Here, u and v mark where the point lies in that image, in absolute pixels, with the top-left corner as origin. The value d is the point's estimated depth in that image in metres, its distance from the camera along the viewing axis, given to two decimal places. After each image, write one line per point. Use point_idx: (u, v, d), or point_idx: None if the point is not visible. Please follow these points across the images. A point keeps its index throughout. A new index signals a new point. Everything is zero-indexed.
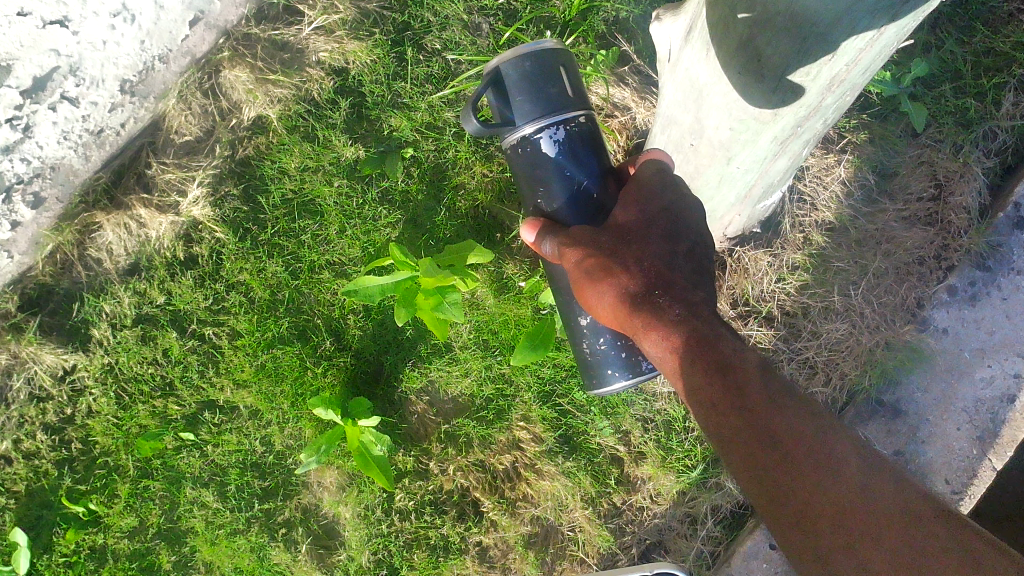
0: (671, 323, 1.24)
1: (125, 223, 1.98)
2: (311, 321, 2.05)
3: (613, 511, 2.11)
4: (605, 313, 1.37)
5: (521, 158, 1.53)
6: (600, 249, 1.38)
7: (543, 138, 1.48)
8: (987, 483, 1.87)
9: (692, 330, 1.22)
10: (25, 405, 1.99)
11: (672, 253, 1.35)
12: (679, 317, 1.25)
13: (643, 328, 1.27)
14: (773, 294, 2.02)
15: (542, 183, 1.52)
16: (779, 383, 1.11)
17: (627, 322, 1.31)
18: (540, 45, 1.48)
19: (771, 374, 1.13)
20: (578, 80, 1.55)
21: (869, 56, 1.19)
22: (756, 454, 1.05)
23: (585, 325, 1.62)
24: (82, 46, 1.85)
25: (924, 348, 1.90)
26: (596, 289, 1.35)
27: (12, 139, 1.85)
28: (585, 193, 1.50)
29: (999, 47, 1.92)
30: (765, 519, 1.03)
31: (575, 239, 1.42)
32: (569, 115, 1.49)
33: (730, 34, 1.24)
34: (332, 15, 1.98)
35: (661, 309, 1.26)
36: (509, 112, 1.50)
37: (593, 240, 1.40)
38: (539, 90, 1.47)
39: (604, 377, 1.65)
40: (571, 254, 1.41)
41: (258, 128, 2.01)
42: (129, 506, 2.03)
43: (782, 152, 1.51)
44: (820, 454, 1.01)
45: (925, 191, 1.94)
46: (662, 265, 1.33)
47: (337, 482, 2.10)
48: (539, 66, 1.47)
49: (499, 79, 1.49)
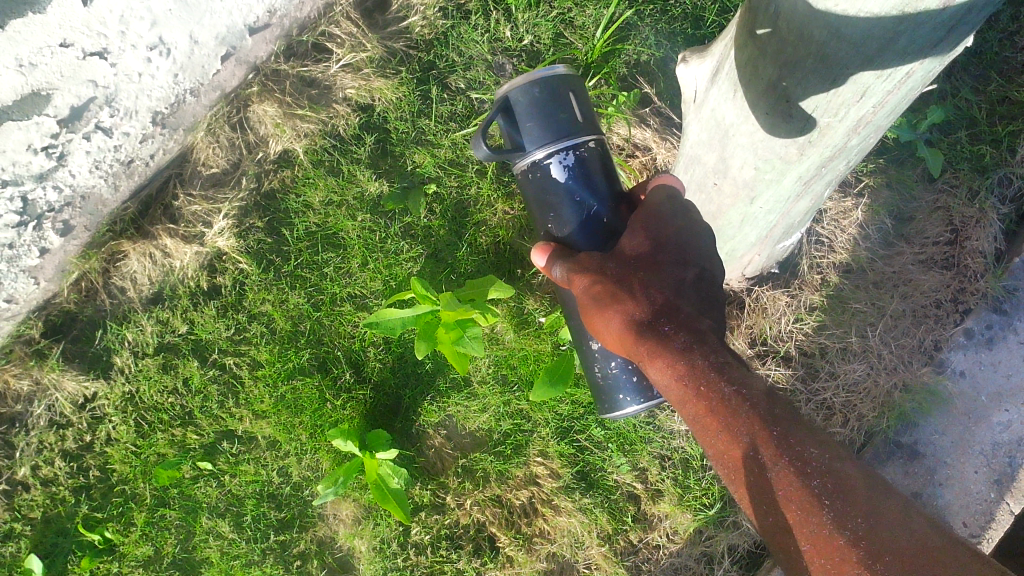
0: (678, 353, 1.26)
1: (150, 253, 2.01)
2: (332, 353, 2.06)
3: (630, 548, 2.10)
4: (614, 339, 1.39)
5: (531, 183, 1.57)
6: (609, 277, 1.41)
7: (553, 163, 1.52)
8: (1006, 527, 1.87)
9: (698, 360, 1.24)
10: (45, 431, 2.00)
11: (681, 279, 1.37)
12: (683, 346, 1.27)
13: (650, 356, 1.29)
14: (790, 335, 2.04)
15: (552, 208, 1.56)
16: (783, 410, 1.16)
17: (634, 350, 1.33)
18: (550, 71, 1.52)
19: (775, 401, 1.17)
20: (588, 105, 1.59)
21: (895, 99, 1.22)
22: (770, 485, 1.09)
23: (596, 349, 1.64)
24: (118, 78, 1.87)
25: (942, 390, 1.91)
26: (604, 317, 1.38)
27: (47, 167, 1.88)
28: (595, 218, 1.53)
29: (1014, 95, 1.95)
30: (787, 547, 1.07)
31: (584, 266, 1.45)
32: (579, 141, 1.53)
33: (759, 76, 1.27)
34: (360, 54, 2.02)
35: (668, 338, 1.29)
36: (519, 138, 1.54)
37: (601, 267, 1.43)
38: (549, 116, 1.51)
39: (618, 403, 1.67)
40: (580, 280, 1.44)
41: (284, 162, 2.04)
42: (145, 535, 2.04)
43: (805, 193, 1.54)
44: (832, 483, 1.06)
45: (942, 236, 1.96)
46: (670, 292, 1.35)
47: (353, 514, 2.11)
48: (548, 92, 1.51)
49: (509, 106, 1.54)
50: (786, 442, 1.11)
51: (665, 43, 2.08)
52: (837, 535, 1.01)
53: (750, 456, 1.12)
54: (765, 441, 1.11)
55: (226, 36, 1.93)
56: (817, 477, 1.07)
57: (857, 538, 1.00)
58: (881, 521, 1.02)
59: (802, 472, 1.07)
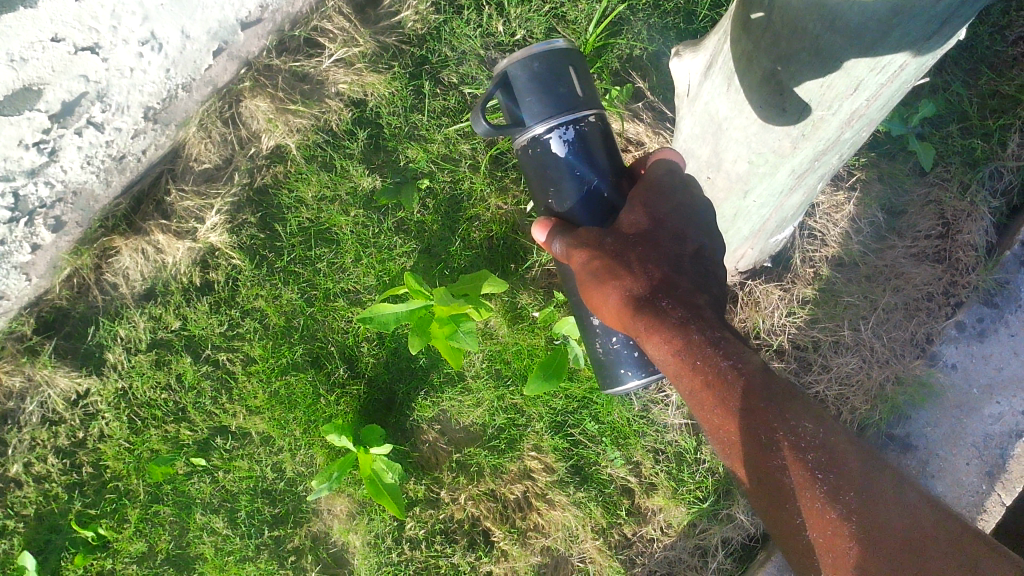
0: (674, 327, 1.27)
1: (142, 249, 2.00)
2: (325, 348, 2.06)
3: (624, 542, 2.11)
4: (609, 313, 1.40)
5: (532, 158, 1.57)
6: (606, 252, 1.41)
7: (554, 138, 1.52)
8: (997, 517, 1.88)
9: (694, 334, 1.25)
10: (37, 428, 2.00)
11: (679, 255, 1.38)
12: (680, 321, 1.28)
13: (646, 331, 1.29)
14: (784, 328, 2.03)
15: (552, 184, 1.56)
16: (780, 386, 1.18)
17: (630, 325, 1.33)
18: (550, 46, 1.52)
19: (772, 377, 1.20)
20: (588, 80, 1.59)
21: (888, 92, 1.22)
22: (768, 460, 1.13)
23: (597, 324, 1.66)
24: (110, 73, 1.87)
25: (934, 382, 1.92)
26: (601, 290, 1.38)
27: (38, 162, 1.88)
28: (596, 193, 1.53)
29: (1004, 90, 1.96)
30: (780, 520, 1.12)
31: (582, 241, 1.46)
32: (579, 116, 1.53)
33: (753, 68, 1.28)
34: (352, 48, 2.02)
35: (665, 312, 1.29)
36: (519, 113, 1.54)
37: (599, 242, 1.44)
38: (548, 91, 1.51)
39: (619, 376, 1.68)
40: (578, 255, 1.45)
41: (277, 158, 2.04)
42: (139, 531, 2.04)
43: (798, 187, 1.55)
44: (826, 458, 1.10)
45: (933, 229, 1.97)
46: (667, 267, 1.36)
47: (347, 509, 2.09)
48: (548, 67, 1.51)
49: (509, 81, 1.54)
50: (782, 418, 1.14)
51: (657, 38, 2.09)
52: (831, 510, 1.06)
53: (749, 431, 1.15)
54: (762, 416, 1.15)
55: (218, 31, 1.93)
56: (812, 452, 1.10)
57: (849, 513, 1.05)
58: (874, 495, 1.06)
59: (799, 447, 1.11)
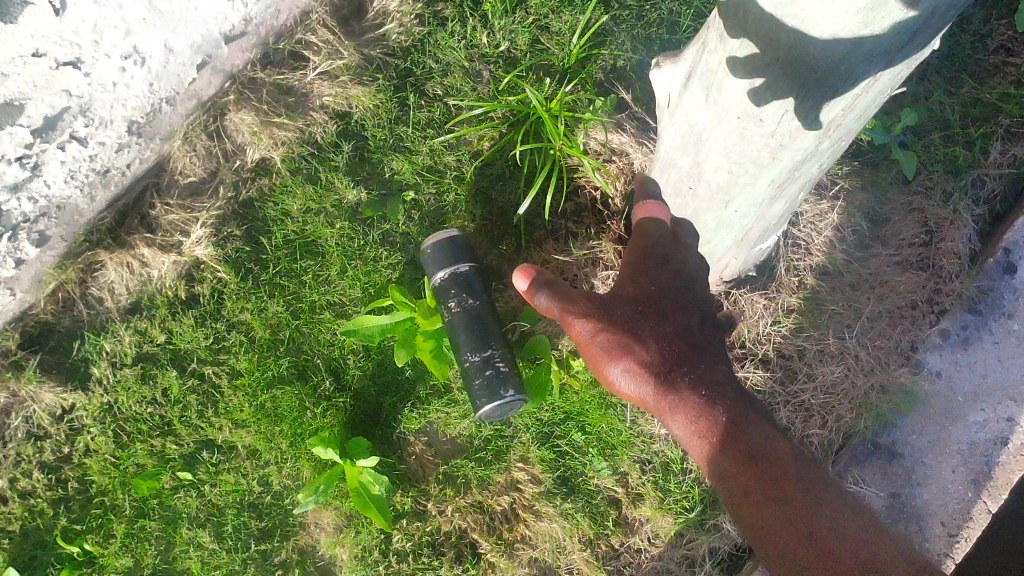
0: (699, 402, 1.35)
1: (127, 262, 2.01)
2: (311, 361, 2.05)
3: (610, 552, 2.06)
4: (626, 391, 1.47)
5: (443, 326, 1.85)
6: (617, 321, 1.49)
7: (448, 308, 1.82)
8: (983, 526, 1.88)
9: (717, 407, 1.34)
10: (23, 443, 2.00)
11: (688, 326, 1.48)
12: (703, 397, 1.36)
13: (670, 403, 1.38)
14: (768, 337, 2.01)
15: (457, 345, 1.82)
16: (788, 445, 1.27)
17: (653, 395, 1.41)
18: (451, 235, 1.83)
19: (782, 439, 1.28)
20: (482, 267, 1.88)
21: (864, 101, 1.23)
22: (766, 497, 1.17)
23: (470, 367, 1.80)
24: (92, 87, 1.90)
25: (919, 390, 1.92)
26: (613, 361, 1.45)
27: (21, 177, 1.89)
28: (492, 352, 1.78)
29: (986, 98, 1.99)
30: (766, 558, 1.13)
31: (577, 304, 1.53)
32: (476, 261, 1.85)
33: (730, 82, 1.29)
34: (336, 61, 2.02)
35: (685, 386, 1.39)
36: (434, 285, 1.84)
37: (609, 312, 1.51)
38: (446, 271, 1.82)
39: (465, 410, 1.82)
40: (576, 318, 1.52)
41: (262, 170, 2.05)
42: (125, 547, 2.03)
43: (779, 196, 1.55)
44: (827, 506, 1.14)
45: (916, 237, 1.98)
46: (682, 341, 1.45)
47: (334, 523, 2.07)
48: (448, 252, 1.82)
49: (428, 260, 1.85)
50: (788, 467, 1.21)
51: (641, 48, 2.10)
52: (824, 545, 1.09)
53: (758, 472, 1.20)
54: (770, 463, 1.21)
55: (201, 44, 1.95)
56: (820, 506, 1.14)
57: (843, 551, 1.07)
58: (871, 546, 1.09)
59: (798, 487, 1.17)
